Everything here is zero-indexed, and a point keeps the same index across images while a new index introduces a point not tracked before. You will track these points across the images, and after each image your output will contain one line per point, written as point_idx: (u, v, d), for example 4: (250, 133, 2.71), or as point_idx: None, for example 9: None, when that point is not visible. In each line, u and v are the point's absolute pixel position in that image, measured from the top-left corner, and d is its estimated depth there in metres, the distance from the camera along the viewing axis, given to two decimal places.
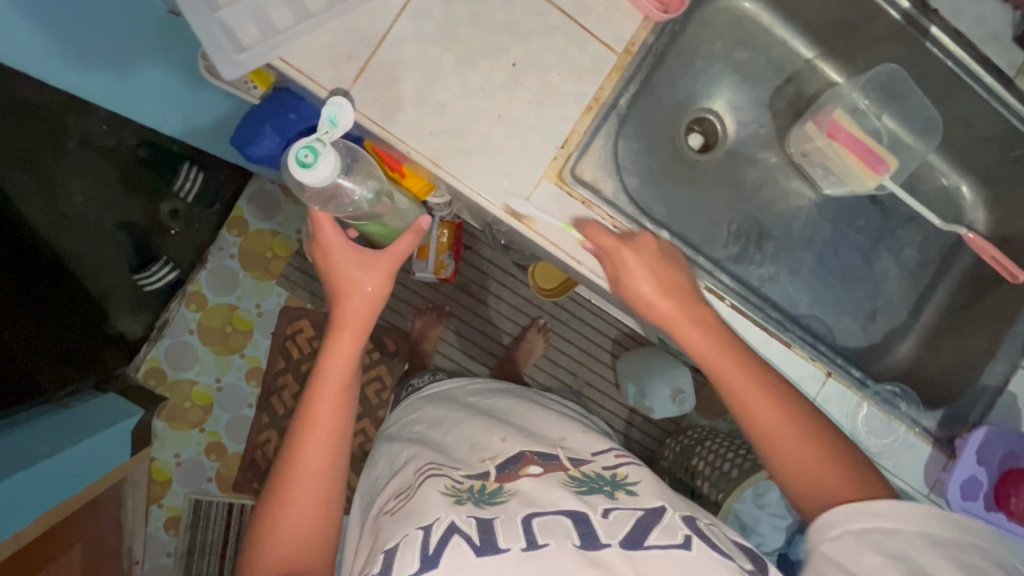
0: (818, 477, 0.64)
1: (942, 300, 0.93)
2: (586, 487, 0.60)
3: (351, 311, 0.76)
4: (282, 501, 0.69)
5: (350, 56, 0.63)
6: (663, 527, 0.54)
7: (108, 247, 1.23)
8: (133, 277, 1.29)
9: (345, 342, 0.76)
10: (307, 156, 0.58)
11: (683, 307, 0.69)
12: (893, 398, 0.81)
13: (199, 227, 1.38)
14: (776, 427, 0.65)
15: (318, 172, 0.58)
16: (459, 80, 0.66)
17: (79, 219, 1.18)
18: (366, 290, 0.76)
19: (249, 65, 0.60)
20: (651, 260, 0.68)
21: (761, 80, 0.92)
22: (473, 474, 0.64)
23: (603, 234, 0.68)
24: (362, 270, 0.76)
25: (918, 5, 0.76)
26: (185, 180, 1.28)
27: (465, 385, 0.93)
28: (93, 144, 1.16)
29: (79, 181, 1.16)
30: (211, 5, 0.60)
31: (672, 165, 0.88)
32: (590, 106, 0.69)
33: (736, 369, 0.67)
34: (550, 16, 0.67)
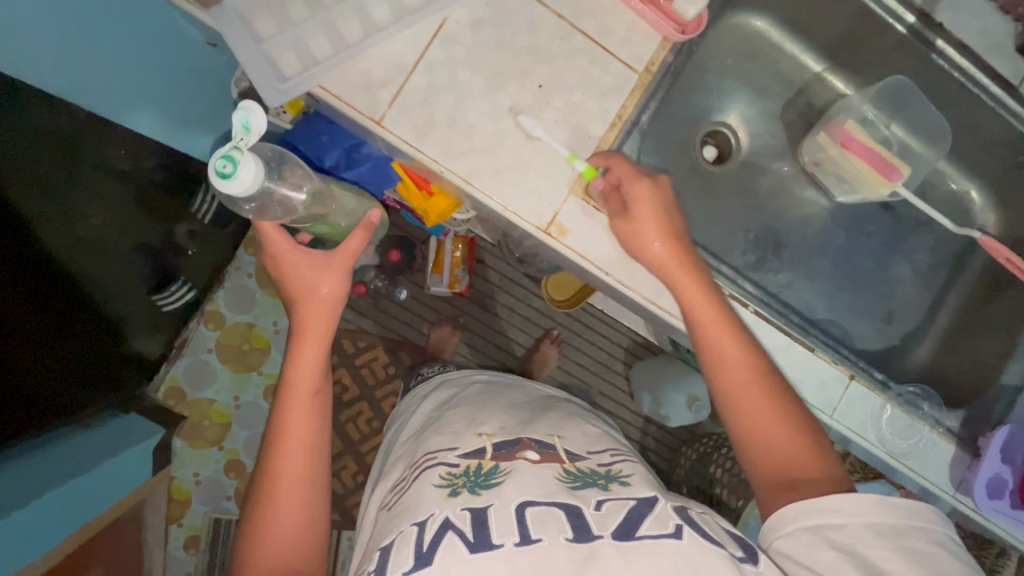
0: (777, 454, 0.61)
1: (958, 302, 0.94)
2: (579, 481, 0.60)
3: (309, 313, 0.77)
4: (263, 513, 0.68)
5: (385, 82, 0.67)
6: (655, 517, 0.54)
7: (124, 270, 1.18)
8: (153, 299, 1.29)
9: (309, 346, 0.76)
10: (225, 166, 0.58)
11: (679, 259, 0.68)
12: (916, 398, 0.83)
13: (213, 247, 1.41)
14: (748, 397, 0.64)
15: (239, 180, 0.58)
16: (489, 102, 0.69)
17: (96, 242, 1.08)
18: (328, 293, 0.78)
19: (291, 93, 0.63)
20: (655, 207, 0.68)
21: (771, 94, 0.95)
22: (470, 454, 0.65)
23: (623, 165, 0.69)
24: (318, 272, 0.77)
25: (923, 19, 0.79)
26: (204, 200, 1.29)
27: (468, 373, 0.95)
28: (109, 169, 1.04)
29: (95, 205, 1.05)
30: (255, 39, 0.64)
31: (689, 178, 0.91)
32: (613, 123, 0.72)
33: (724, 332, 0.67)
34: (573, 38, 0.70)
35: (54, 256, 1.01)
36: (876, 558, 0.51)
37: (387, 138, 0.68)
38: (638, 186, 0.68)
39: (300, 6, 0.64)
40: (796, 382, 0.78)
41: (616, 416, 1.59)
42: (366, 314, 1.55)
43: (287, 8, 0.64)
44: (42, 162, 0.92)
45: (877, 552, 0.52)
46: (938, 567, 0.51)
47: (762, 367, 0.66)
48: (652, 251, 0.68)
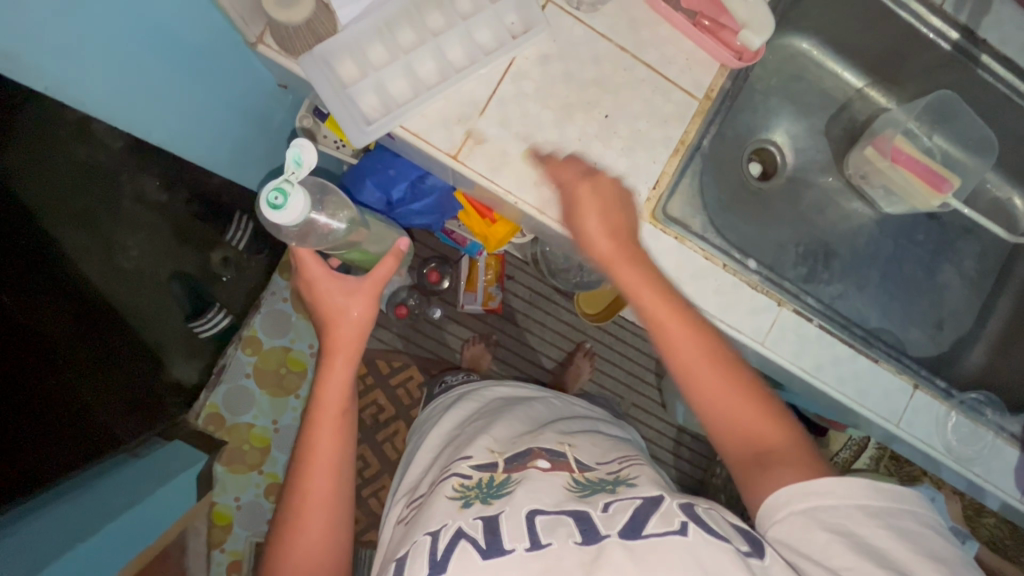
0: (749, 431, 0.59)
1: (1008, 307, 0.96)
2: (588, 488, 0.56)
3: (340, 337, 0.73)
4: (290, 539, 0.65)
5: (460, 118, 0.69)
6: (660, 514, 0.50)
7: (161, 296, 1.21)
8: (189, 325, 1.24)
9: (338, 368, 0.72)
10: (276, 198, 0.58)
11: (622, 249, 0.66)
12: (979, 405, 0.84)
13: (251, 272, 1.29)
14: (704, 374, 0.60)
15: (289, 212, 0.58)
16: (558, 133, 0.71)
17: (134, 271, 1.19)
18: (355, 317, 0.73)
19: (375, 135, 0.66)
20: (603, 199, 0.67)
21: (815, 111, 0.98)
22: (483, 467, 0.61)
23: (563, 167, 0.69)
24: (349, 296, 0.73)
25: (969, 35, 0.81)
26: (238, 230, 1.22)
27: (489, 386, 0.90)
28: (146, 200, 1.18)
29: (133, 236, 1.18)
30: (340, 83, 0.67)
31: (739, 194, 0.93)
32: (676, 148, 0.74)
33: (672, 310, 0.63)
34: (636, 69, 0.73)
35: (96, 284, 1.17)
36: (868, 538, 0.49)
37: (461, 170, 0.70)
38: (579, 186, 0.67)
39: (379, 49, 0.68)
40: (862, 393, 0.79)
41: (651, 427, 1.60)
42: (401, 335, 1.56)
43: (367, 52, 0.67)
44: (87, 199, 1.15)
45: (871, 532, 0.50)
46: (934, 550, 0.49)
47: (715, 341, 0.62)
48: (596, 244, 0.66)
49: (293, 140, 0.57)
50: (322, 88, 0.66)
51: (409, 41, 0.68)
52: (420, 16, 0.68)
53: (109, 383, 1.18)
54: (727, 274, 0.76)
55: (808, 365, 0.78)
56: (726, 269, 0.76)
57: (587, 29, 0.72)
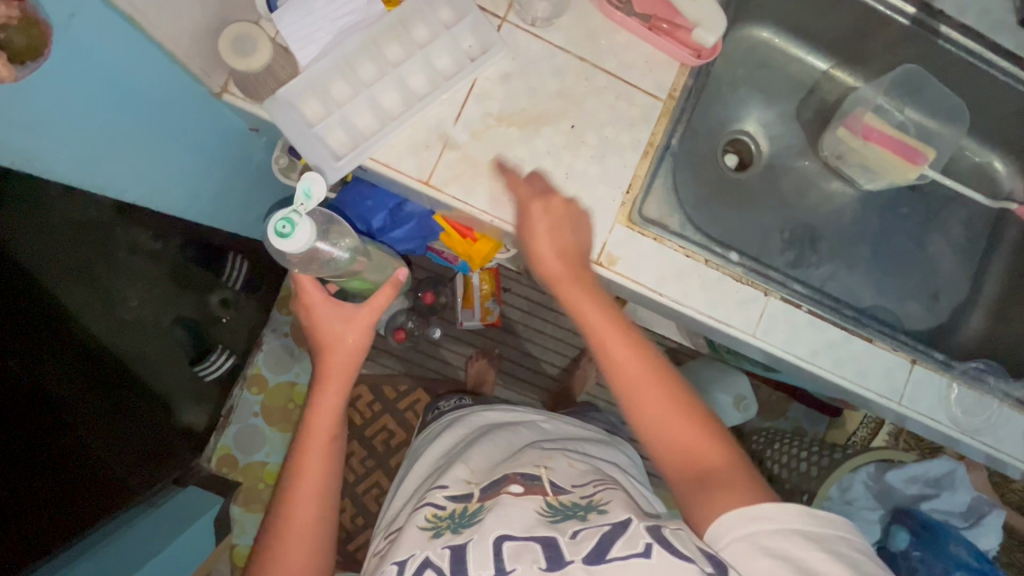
0: (691, 454, 0.58)
1: (1001, 270, 0.96)
2: (558, 513, 0.56)
3: (335, 362, 0.73)
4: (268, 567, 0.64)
5: (428, 144, 0.70)
6: (626, 537, 0.50)
7: (167, 345, 1.14)
8: (193, 371, 1.24)
9: (331, 395, 0.73)
10: (284, 227, 0.58)
11: (571, 268, 0.68)
12: (981, 372, 0.83)
13: (246, 311, 1.36)
14: (643, 393, 0.61)
15: (295, 242, 0.58)
16: (527, 149, 0.72)
17: (135, 321, 1.06)
18: (350, 344, 0.74)
19: (346, 170, 0.68)
20: (553, 221, 0.69)
21: (784, 97, 0.98)
22: (458, 497, 0.64)
23: (527, 185, 0.70)
24: (346, 323, 0.73)
25: (925, 9, 0.82)
26: (232, 270, 1.24)
27: (480, 410, 0.91)
28: (139, 250, 1.02)
29: (134, 286, 1.04)
30: (307, 122, 0.68)
31: (717, 187, 0.94)
32: (646, 150, 0.75)
33: (611, 328, 0.65)
34: (598, 77, 0.74)
35: (96, 339, 1.00)
36: (816, 566, 0.48)
37: (436, 196, 0.71)
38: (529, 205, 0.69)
39: (342, 85, 0.68)
40: (860, 373, 0.79)
41: None
42: (404, 358, 1.56)
43: (329, 89, 0.68)
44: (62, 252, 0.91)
45: (814, 559, 0.48)
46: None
47: (655, 366, 0.63)
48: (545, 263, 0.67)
49: (305, 173, 0.60)
50: (290, 130, 0.67)
51: (369, 75, 0.69)
52: (378, 49, 0.69)
53: (126, 438, 1.10)
54: (710, 269, 0.76)
55: (802, 352, 0.77)
56: (708, 264, 0.76)
57: (545, 44, 0.73)
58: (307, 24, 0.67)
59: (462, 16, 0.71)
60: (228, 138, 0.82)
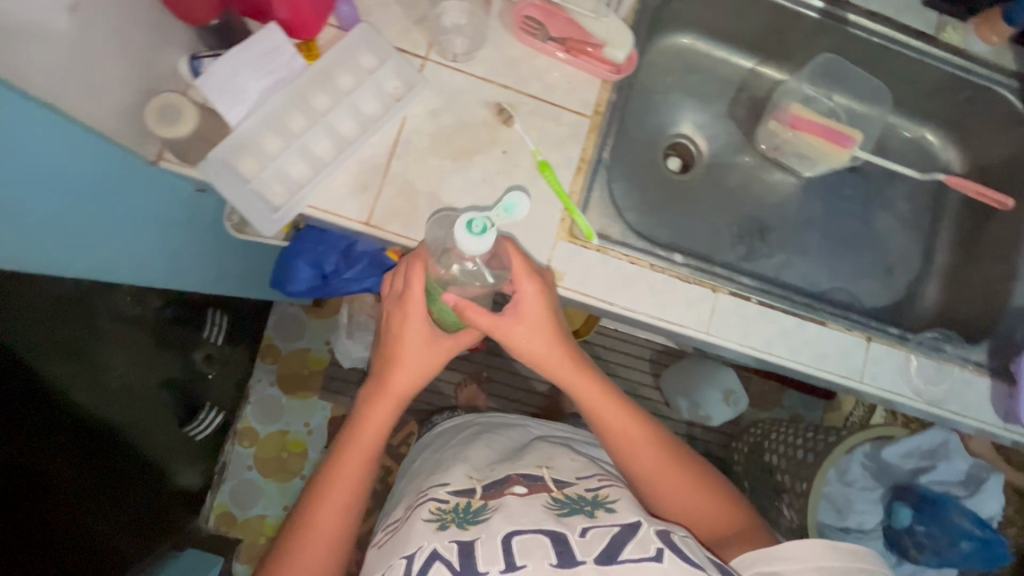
0: (700, 516, 0.68)
1: (949, 238, 0.99)
2: (567, 509, 0.59)
3: (398, 381, 0.71)
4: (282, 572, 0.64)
5: (365, 185, 0.72)
6: (637, 540, 0.53)
7: (154, 408, 1.08)
8: (184, 431, 1.21)
9: (384, 412, 0.71)
10: (475, 226, 0.57)
11: (564, 355, 0.71)
12: (938, 341, 0.84)
13: (229, 365, 1.36)
14: (651, 467, 0.70)
15: (476, 245, 0.57)
16: (462, 179, 0.74)
17: (122, 389, 0.97)
18: (419, 363, 0.71)
19: (284, 221, 0.70)
20: (537, 311, 0.69)
21: (716, 97, 1.00)
22: (460, 492, 0.66)
23: (516, 258, 0.67)
24: (429, 348, 0.70)
25: (831, 1, 0.86)
26: (212, 325, 1.23)
27: (472, 415, 0.93)
28: (122, 316, 0.93)
29: (118, 353, 0.94)
30: (242, 178, 0.69)
31: (662, 191, 0.96)
32: (579, 166, 0.77)
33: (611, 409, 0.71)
34: (523, 102, 0.76)
35: (90, 414, 0.90)
36: None
37: (378, 235, 0.73)
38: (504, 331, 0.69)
39: (275, 139, 0.71)
40: (819, 357, 0.80)
41: None
42: None
43: (262, 145, 0.70)
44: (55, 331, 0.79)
45: None
46: None
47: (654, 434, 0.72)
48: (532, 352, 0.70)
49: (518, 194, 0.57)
50: (225, 188, 0.68)
51: (300, 126, 0.71)
52: (305, 100, 0.71)
53: (116, 510, 1.01)
54: (657, 272, 0.77)
55: (758, 343, 0.79)
56: (654, 268, 0.78)
57: (467, 77, 0.75)
58: (235, 84, 0.67)
59: (383, 60, 0.73)
60: (176, 202, 0.83)
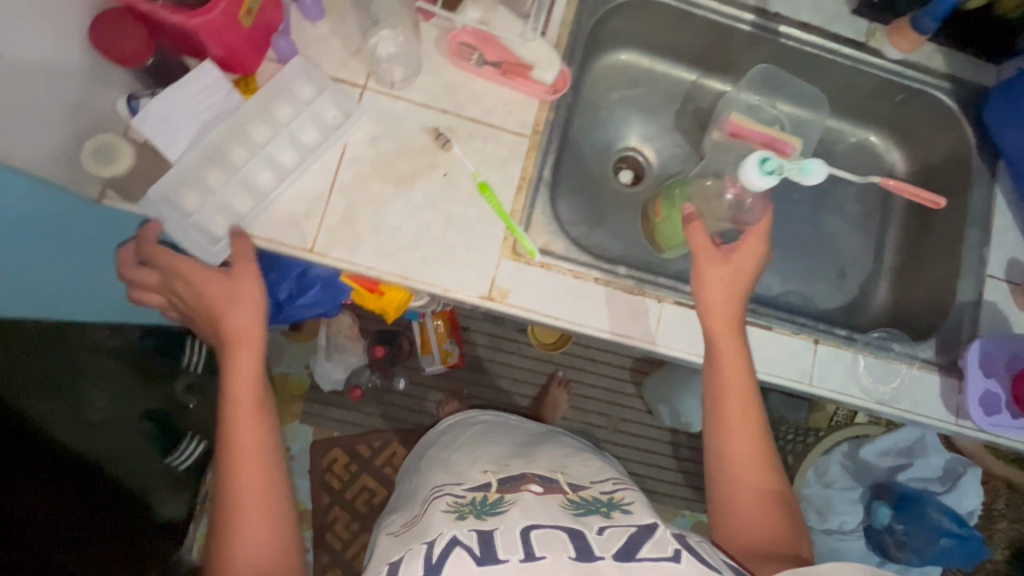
0: (754, 526, 0.66)
1: (897, 237, 1.01)
2: (583, 508, 0.62)
3: (232, 324, 0.69)
4: (226, 563, 0.60)
5: (308, 214, 0.74)
6: (654, 541, 0.54)
7: (134, 442, 1.03)
8: (166, 463, 1.13)
9: (243, 361, 0.69)
10: (768, 167, 0.72)
11: (728, 321, 0.73)
12: (884, 341, 0.85)
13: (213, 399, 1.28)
14: (742, 463, 0.69)
15: (755, 180, 0.73)
16: (404, 203, 0.76)
17: (104, 424, 0.96)
18: (240, 304, 0.70)
19: (225, 252, 0.72)
20: (726, 277, 0.74)
21: (663, 110, 1.02)
22: (476, 488, 0.69)
23: (703, 237, 0.75)
24: (233, 301, 0.69)
25: (761, 15, 0.89)
26: (192, 354, 1.18)
27: (478, 413, 1.00)
28: (98, 347, 0.96)
29: (96, 387, 0.94)
30: (184, 213, 0.71)
31: (612, 204, 0.98)
32: (520, 185, 0.79)
33: (736, 391, 0.71)
34: (462, 125, 0.78)
35: (70, 451, 0.90)
36: None
37: (323, 262, 0.74)
38: (709, 269, 0.74)
39: (217, 173, 0.72)
40: (767, 361, 0.81)
41: (644, 435, 1.60)
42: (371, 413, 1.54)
43: (205, 178, 0.72)
44: (36, 369, 0.82)
45: None
46: None
47: (758, 431, 0.71)
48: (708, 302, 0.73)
49: (820, 165, 0.72)
50: (167, 224, 0.70)
51: (242, 158, 0.73)
52: (246, 133, 0.73)
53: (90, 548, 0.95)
54: (601, 285, 0.78)
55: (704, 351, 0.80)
56: (599, 281, 0.79)
57: (406, 103, 0.77)
58: (169, 124, 0.69)
59: (321, 90, 0.75)
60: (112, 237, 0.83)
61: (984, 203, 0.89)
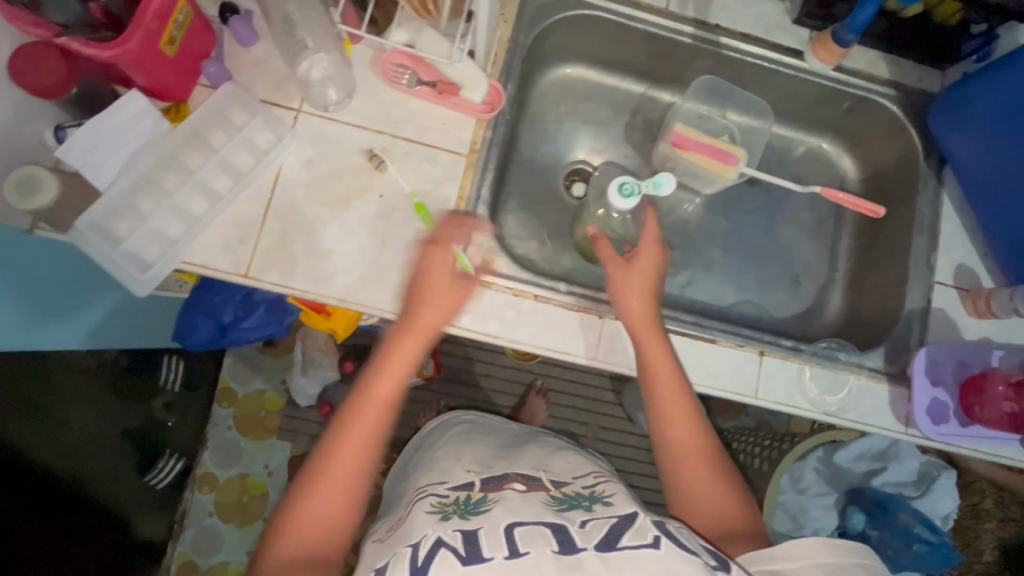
0: (715, 510, 0.65)
1: (850, 244, 1.01)
2: (566, 504, 0.60)
3: (428, 317, 0.69)
4: (304, 510, 0.59)
5: (243, 238, 0.74)
6: (635, 529, 0.53)
7: (110, 459, 1.01)
8: (144, 480, 1.14)
9: (408, 344, 0.68)
10: (626, 189, 0.75)
11: (648, 320, 0.73)
12: (831, 351, 0.84)
13: (191, 415, 1.28)
14: (688, 453, 0.68)
15: (621, 202, 0.75)
16: (339, 225, 0.75)
17: (82, 442, 0.93)
18: (445, 303, 0.70)
19: (157, 279, 0.71)
20: (636, 278, 0.75)
21: (612, 122, 1.02)
22: (459, 487, 0.66)
23: (606, 246, 0.79)
24: (445, 294, 0.70)
25: (701, 26, 0.89)
26: (170, 370, 1.16)
27: (461, 414, 0.96)
28: (77, 368, 0.90)
29: (77, 407, 0.91)
30: (114, 241, 0.70)
31: (562, 218, 0.98)
32: (457, 205, 0.78)
33: (671, 383, 0.71)
34: (398, 145, 0.78)
35: (52, 472, 0.86)
36: None
37: (258, 286, 0.74)
38: (614, 275, 0.76)
39: (148, 200, 0.72)
40: (712, 375, 0.80)
41: (626, 443, 1.58)
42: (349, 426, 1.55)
43: (137, 205, 0.72)
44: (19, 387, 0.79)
45: None
46: None
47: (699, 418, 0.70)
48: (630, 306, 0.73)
49: (668, 174, 0.76)
50: (95, 252, 0.69)
51: (174, 185, 0.73)
52: (179, 160, 0.73)
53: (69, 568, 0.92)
54: (541, 303, 0.78)
55: None
56: (538, 299, 0.78)
57: (341, 125, 0.77)
58: (97, 153, 0.70)
59: (253, 114, 0.75)
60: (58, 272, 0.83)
61: (931, 209, 0.89)
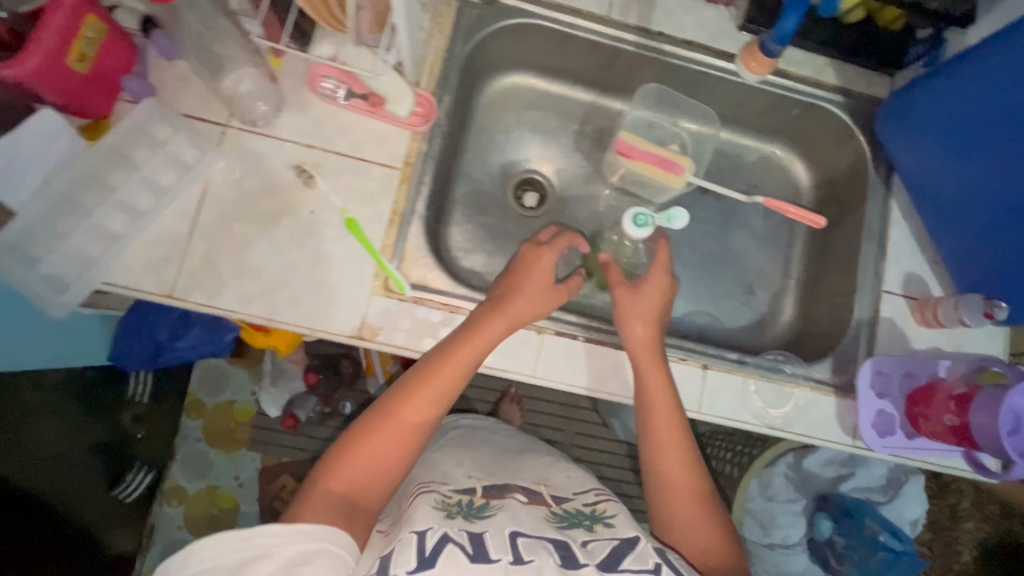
0: (704, 543, 0.65)
1: (803, 251, 0.99)
2: (567, 520, 0.61)
3: (518, 307, 0.71)
4: (355, 449, 0.63)
5: (168, 258, 0.72)
6: (636, 554, 0.55)
7: (76, 476, 0.97)
8: (114, 494, 1.09)
9: (494, 328, 0.70)
10: (641, 220, 0.74)
11: (654, 350, 0.72)
12: (776, 363, 0.83)
13: (161, 428, 1.21)
14: (681, 482, 0.68)
15: (637, 232, 0.75)
16: (268, 243, 0.74)
17: (53, 458, 0.92)
18: (538, 299, 0.73)
19: (74, 301, 0.69)
20: (643, 310, 0.73)
21: (562, 131, 1.00)
22: (461, 491, 0.66)
23: (615, 272, 0.78)
24: (539, 293, 0.73)
25: (644, 33, 0.87)
26: (138, 383, 1.13)
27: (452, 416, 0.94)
28: (43, 384, 0.90)
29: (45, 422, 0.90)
30: (28, 262, 0.68)
31: (510, 230, 0.96)
32: (391, 220, 0.77)
33: (667, 409, 0.70)
34: (329, 160, 0.76)
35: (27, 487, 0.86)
36: None
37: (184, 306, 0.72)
38: (619, 300, 0.74)
39: (66, 220, 0.70)
40: None
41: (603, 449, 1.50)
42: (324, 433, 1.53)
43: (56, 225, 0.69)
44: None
45: None
46: None
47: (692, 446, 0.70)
48: (635, 331, 0.72)
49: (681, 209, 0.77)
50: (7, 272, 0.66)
51: (94, 204, 0.71)
52: (101, 179, 0.71)
53: None
54: None
55: (590, 382, 0.78)
56: None
57: (270, 141, 0.76)
58: None
59: (177, 131, 0.74)
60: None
61: (880, 217, 0.87)
